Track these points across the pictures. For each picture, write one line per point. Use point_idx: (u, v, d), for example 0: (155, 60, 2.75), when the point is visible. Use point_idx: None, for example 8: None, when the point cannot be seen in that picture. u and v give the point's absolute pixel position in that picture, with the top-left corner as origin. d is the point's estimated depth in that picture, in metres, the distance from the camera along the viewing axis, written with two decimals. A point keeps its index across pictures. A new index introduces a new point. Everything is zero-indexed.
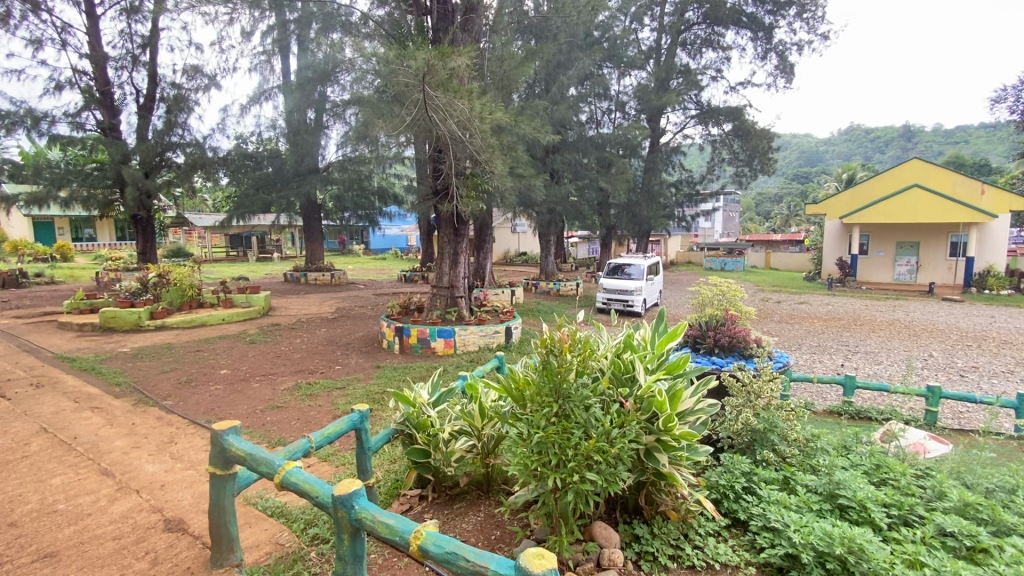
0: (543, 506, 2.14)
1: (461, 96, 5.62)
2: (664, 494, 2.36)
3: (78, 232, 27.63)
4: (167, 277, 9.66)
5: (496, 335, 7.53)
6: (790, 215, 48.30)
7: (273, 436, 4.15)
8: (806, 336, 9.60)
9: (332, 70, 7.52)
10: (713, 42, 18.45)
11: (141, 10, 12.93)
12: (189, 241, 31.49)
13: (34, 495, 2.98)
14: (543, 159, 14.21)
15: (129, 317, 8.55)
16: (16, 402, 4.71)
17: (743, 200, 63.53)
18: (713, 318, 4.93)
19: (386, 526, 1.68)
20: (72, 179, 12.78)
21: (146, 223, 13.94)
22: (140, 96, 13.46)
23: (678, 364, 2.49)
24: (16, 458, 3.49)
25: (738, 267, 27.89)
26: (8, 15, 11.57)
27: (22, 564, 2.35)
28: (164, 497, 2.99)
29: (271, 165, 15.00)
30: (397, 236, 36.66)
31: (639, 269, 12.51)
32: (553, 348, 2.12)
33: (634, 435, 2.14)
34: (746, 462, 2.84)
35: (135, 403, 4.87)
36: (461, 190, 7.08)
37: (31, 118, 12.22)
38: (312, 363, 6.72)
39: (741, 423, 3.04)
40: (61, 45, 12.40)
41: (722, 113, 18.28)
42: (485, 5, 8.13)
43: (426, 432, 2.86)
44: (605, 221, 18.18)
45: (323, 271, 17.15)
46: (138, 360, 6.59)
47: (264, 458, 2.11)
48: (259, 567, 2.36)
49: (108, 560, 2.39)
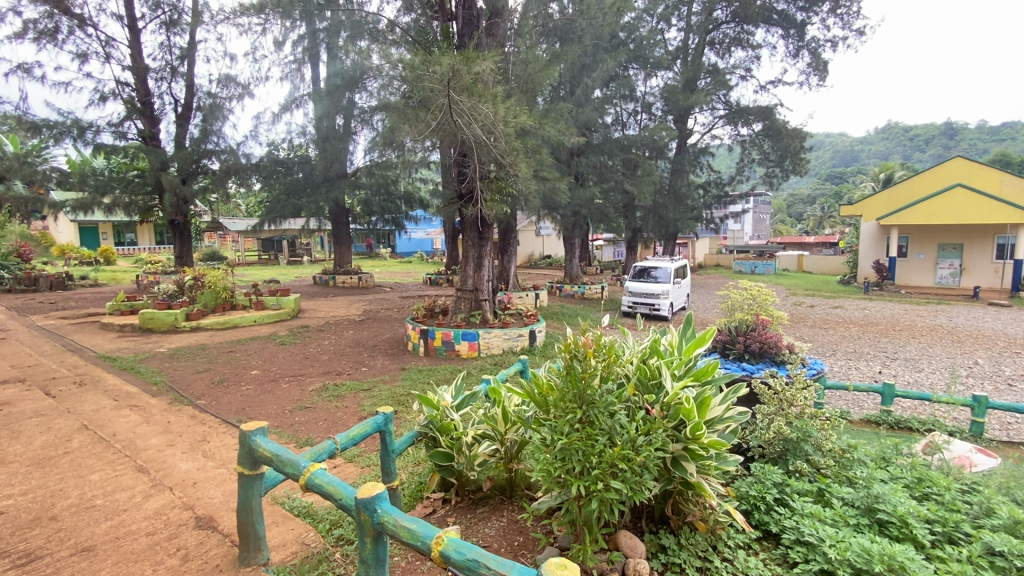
0: (567, 513, 2.11)
1: (485, 100, 5.63)
2: (692, 505, 2.29)
3: (121, 237, 28.92)
4: (202, 280, 9.97)
5: (520, 338, 7.53)
6: (824, 216, 46.90)
7: (300, 436, 4.22)
8: (841, 342, 9.30)
9: (360, 77, 7.68)
10: (742, 41, 18.07)
11: (180, 23, 13.45)
12: (223, 246, 32.57)
13: (74, 490, 3.09)
14: (568, 162, 14.14)
15: (166, 318, 8.86)
16: (59, 399, 4.93)
17: (775, 201, 62.01)
18: (744, 322, 4.79)
19: (407, 531, 1.67)
20: (116, 187, 13.36)
21: (184, 228, 14.45)
22: (178, 106, 14.00)
23: (707, 370, 2.42)
24: (59, 454, 3.64)
25: (770, 270, 27.21)
26: (56, 30, 12.21)
27: (61, 558, 2.44)
28: (195, 495, 3.07)
29: (301, 170, 15.33)
30: (422, 239, 37.03)
31: (665, 272, 12.33)
32: (577, 353, 2.09)
33: (660, 443, 2.08)
34: (777, 472, 2.74)
35: (171, 402, 5.03)
36: (486, 193, 7.11)
37: (77, 128, 12.86)
38: (340, 364, 6.84)
39: (774, 432, 2.94)
40: (106, 58, 13.02)
41: (752, 112, 17.90)
42: (510, 9, 8.18)
43: (449, 435, 2.88)
44: (631, 223, 18.00)
45: (350, 274, 17.42)
46: (174, 360, 6.82)
47: (290, 459, 2.14)
48: (285, 567, 2.39)
49: (143, 556, 2.46)
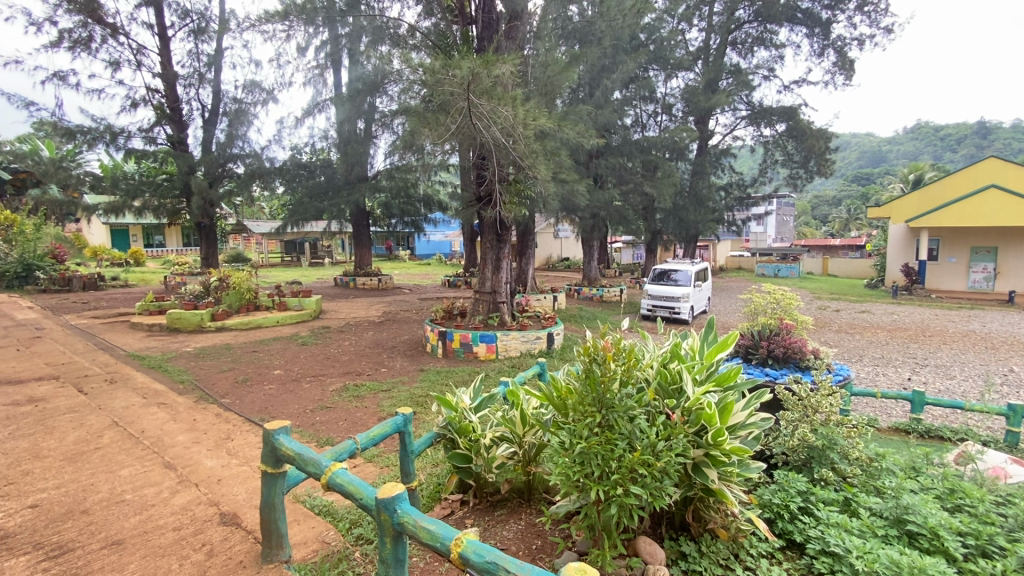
0: (585, 518, 2.10)
1: (505, 103, 5.66)
2: (714, 512, 2.26)
3: (149, 239, 29.78)
4: (226, 281, 10.16)
5: (538, 341, 7.52)
6: (850, 219, 45.86)
7: (321, 436, 4.28)
8: (868, 347, 9.06)
9: (381, 81, 7.80)
10: (765, 40, 17.79)
11: (207, 31, 13.82)
12: (247, 247, 33.31)
13: (105, 485, 3.19)
14: (587, 164, 14.08)
15: (193, 318, 9.09)
16: (91, 396, 5.08)
17: (799, 203, 60.84)
18: (767, 327, 4.71)
19: (426, 532, 1.68)
20: (146, 190, 13.77)
21: (210, 230, 14.82)
22: (206, 111, 14.38)
23: (729, 376, 2.38)
24: (91, 449, 3.76)
25: (793, 273, 26.64)
26: (90, 39, 12.66)
27: (92, 551, 2.52)
28: (220, 492, 3.14)
29: (323, 174, 15.53)
30: (441, 241, 37.31)
31: (686, 275, 12.19)
32: (596, 356, 2.08)
33: (681, 449, 2.06)
34: (802, 480, 2.68)
35: (196, 400, 5.15)
36: (504, 196, 7.12)
37: (110, 134, 13.29)
38: (359, 365, 6.92)
39: (798, 439, 2.88)
40: (137, 66, 13.45)
41: (775, 113, 17.60)
42: (529, 12, 8.21)
43: (467, 437, 2.89)
44: (650, 226, 17.85)
45: (370, 275, 17.62)
46: (199, 359, 6.98)
47: (312, 458, 2.18)
48: (307, 565, 2.43)
49: (169, 550, 2.52)
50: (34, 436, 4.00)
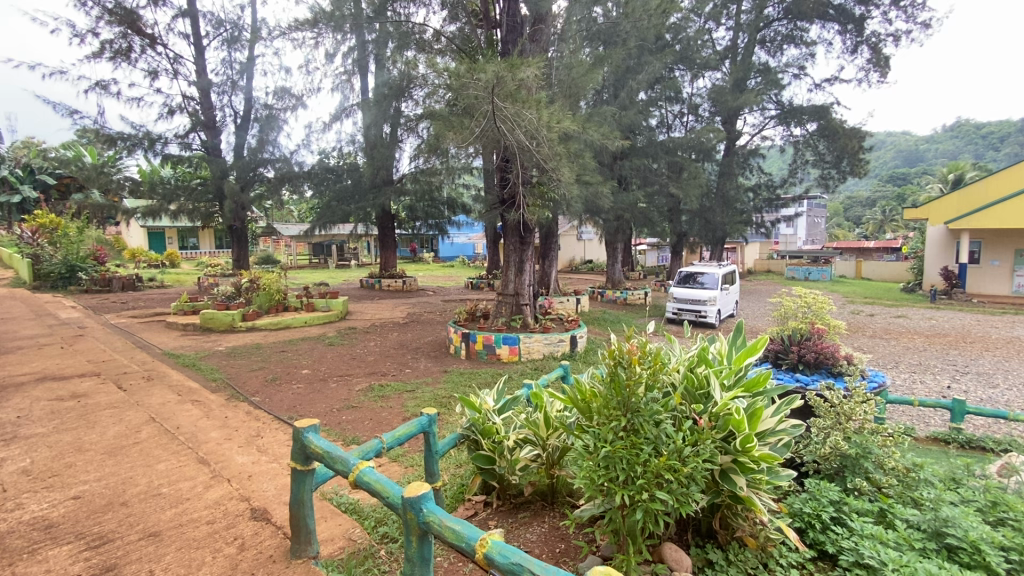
0: (610, 522, 2.09)
1: (529, 106, 5.65)
2: (742, 520, 2.22)
3: (184, 241, 30.88)
4: (257, 282, 10.42)
5: (561, 343, 7.50)
6: (885, 220, 44.43)
7: (347, 435, 4.36)
8: (904, 353, 8.75)
9: (407, 86, 7.91)
10: (795, 38, 17.39)
11: (240, 40, 14.25)
12: (277, 249, 34.17)
13: (143, 479, 3.31)
14: (611, 165, 13.96)
15: (225, 318, 9.38)
16: (129, 392, 5.29)
17: (831, 204, 59.17)
18: (797, 331, 4.60)
19: (451, 532, 1.70)
20: (181, 195, 14.28)
21: (241, 233, 15.26)
22: (238, 117, 14.81)
23: (758, 381, 2.34)
24: (129, 444, 3.91)
25: (825, 276, 25.90)
26: (129, 49, 13.18)
27: (130, 542, 2.62)
28: (250, 487, 3.22)
29: (350, 178, 15.79)
30: (465, 244, 37.59)
31: (712, 278, 11.96)
32: (622, 360, 2.06)
33: (708, 455, 2.02)
34: (834, 489, 2.60)
35: (228, 398, 5.31)
36: (528, 198, 7.14)
37: (148, 140, 13.82)
38: (384, 365, 7.02)
39: (830, 447, 2.79)
40: (174, 75, 13.95)
41: (806, 112, 17.19)
42: (554, 15, 8.21)
43: (491, 439, 2.89)
44: (676, 228, 17.62)
45: (395, 277, 17.88)
46: (231, 358, 7.19)
47: (340, 457, 2.22)
48: (334, 562, 2.48)
49: (204, 543, 2.60)
50: (77, 430, 4.18)
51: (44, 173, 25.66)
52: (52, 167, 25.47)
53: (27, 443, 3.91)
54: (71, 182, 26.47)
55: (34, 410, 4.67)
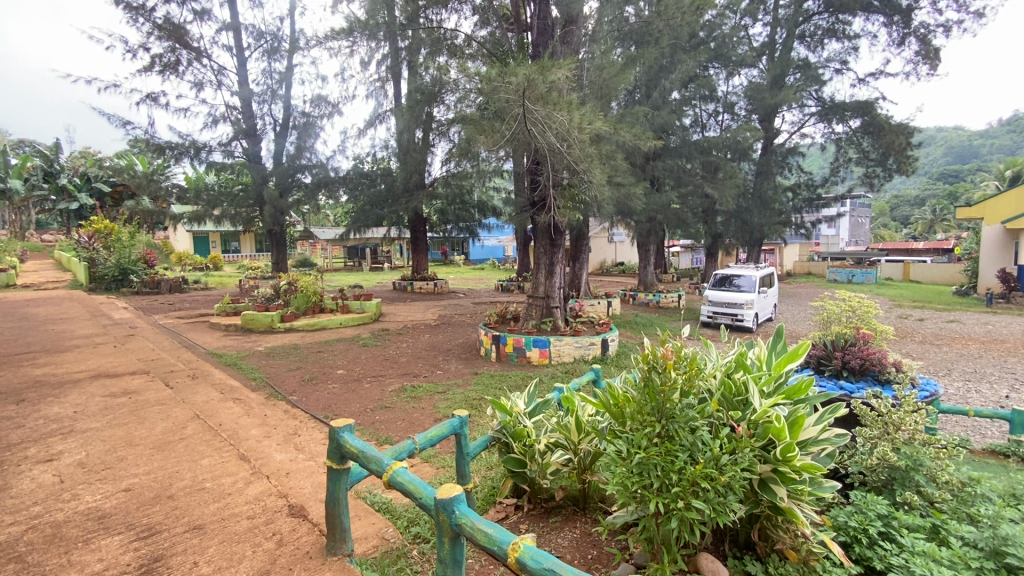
0: (643, 530, 2.04)
1: (560, 108, 5.62)
2: (782, 532, 2.14)
3: (227, 245, 32.15)
4: (295, 285, 10.71)
5: (592, 347, 7.43)
6: (935, 220, 42.35)
7: (380, 434, 4.44)
8: (957, 360, 8.28)
9: (438, 91, 8.01)
10: (837, 32, 16.77)
11: (279, 50, 14.75)
12: (313, 253, 35.07)
13: (188, 473, 3.45)
14: (644, 166, 13.74)
15: (264, 319, 9.68)
16: (176, 390, 5.53)
17: (877, 205, 56.74)
18: (842, 336, 4.42)
19: (484, 535, 1.69)
20: (224, 200, 14.85)
21: (280, 237, 15.76)
22: (278, 125, 15.33)
23: (800, 389, 2.25)
24: (176, 439, 4.09)
25: (869, 279, 24.83)
26: (177, 62, 13.82)
27: (176, 533, 2.73)
28: (289, 484, 3.32)
29: (383, 182, 16.08)
30: (495, 246, 37.78)
31: (749, 280, 11.65)
32: (656, 364, 2.03)
33: (747, 463, 1.96)
34: (882, 503, 2.47)
35: (267, 397, 5.47)
36: (559, 200, 7.09)
37: (194, 148, 14.44)
38: (417, 367, 7.12)
39: (877, 458, 2.66)
40: (218, 86, 14.54)
41: (849, 108, 16.57)
42: (585, 16, 8.17)
43: (522, 442, 2.88)
44: (711, 229, 17.20)
45: (427, 280, 18.10)
46: (270, 358, 7.42)
47: (374, 457, 2.25)
48: (368, 560, 2.53)
49: (244, 537, 2.69)
50: (128, 425, 4.40)
51: (99, 181, 27.19)
52: (108, 176, 27.01)
53: (83, 436, 4.13)
54: (124, 190, 27.95)
55: (90, 405, 4.94)
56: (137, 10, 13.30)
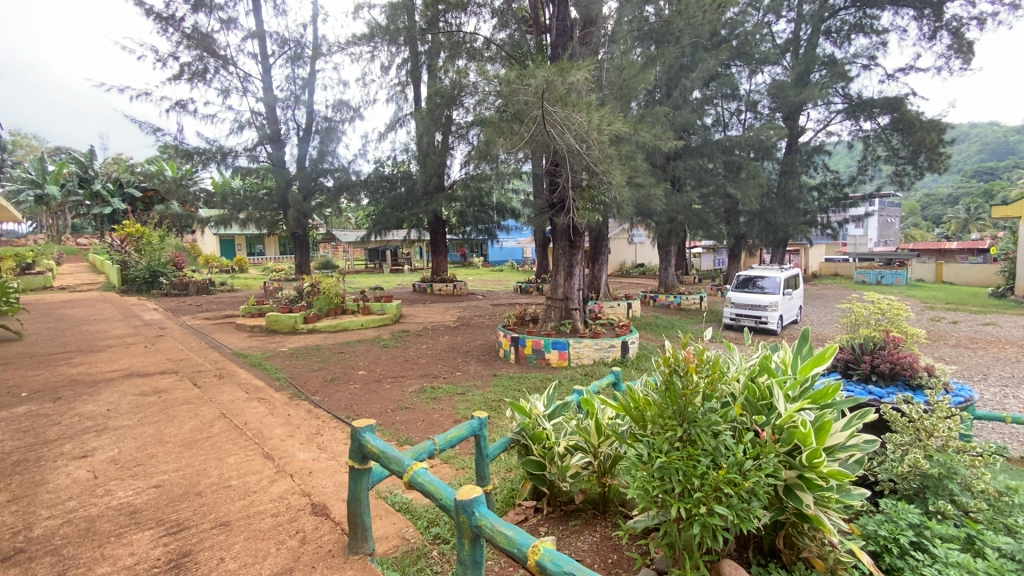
0: (664, 535, 2.02)
1: (579, 109, 5.61)
2: (809, 540, 2.08)
3: (252, 248, 32.91)
4: (317, 286, 10.88)
5: (612, 349, 7.38)
6: (970, 219, 40.94)
7: (401, 435, 4.48)
8: (993, 365, 7.98)
9: (457, 94, 8.08)
10: (865, 27, 16.35)
11: (302, 57, 15.05)
12: (335, 255, 35.62)
13: (215, 471, 3.54)
14: (664, 166, 13.56)
15: (288, 320, 9.86)
16: (204, 389, 5.68)
17: (907, 204, 55.08)
18: (870, 340, 4.31)
19: (504, 537, 1.69)
20: (249, 204, 15.17)
21: (303, 239, 16.06)
22: (301, 130, 15.61)
23: (826, 393, 2.21)
24: (204, 437, 4.20)
25: (899, 280, 24.12)
26: (205, 70, 14.19)
27: (204, 530, 2.80)
28: (311, 483, 3.37)
29: (404, 185, 16.26)
30: (514, 248, 37.86)
31: (774, 282, 11.41)
32: (678, 368, 2.01)
33: (772, 469, 1.92)
34: (914, 512, 2.38)
35: (290, 397, 5.57)
36: (578, 202, 7.04)
37: (220, 154, 14.83)
38: (436, 368, 7.17)
39: (909, 465, 2.57)
40: (244, 92, 14.89)
41: (877, 105, 16.15)
42: (604, 17, 8.13)
43: (542, 444, 2.87)
44: (734, 229, 16.91)
45: (446, 282, 18.20)
46: (293, 358, 7.56)
47: (396, 457, 2.28)
48: (389, 559, 2.55)
49: (269, 534, 2.75)
50: (158, 423, 4.53)
51: (131, 186, 28.15)
52: (139, 181, 27.91)
53: (116, 434, 4.28)
54: (154, 194, 28.90)
55: (122, 404, 5.10)
56: (167, 21, 13.72)
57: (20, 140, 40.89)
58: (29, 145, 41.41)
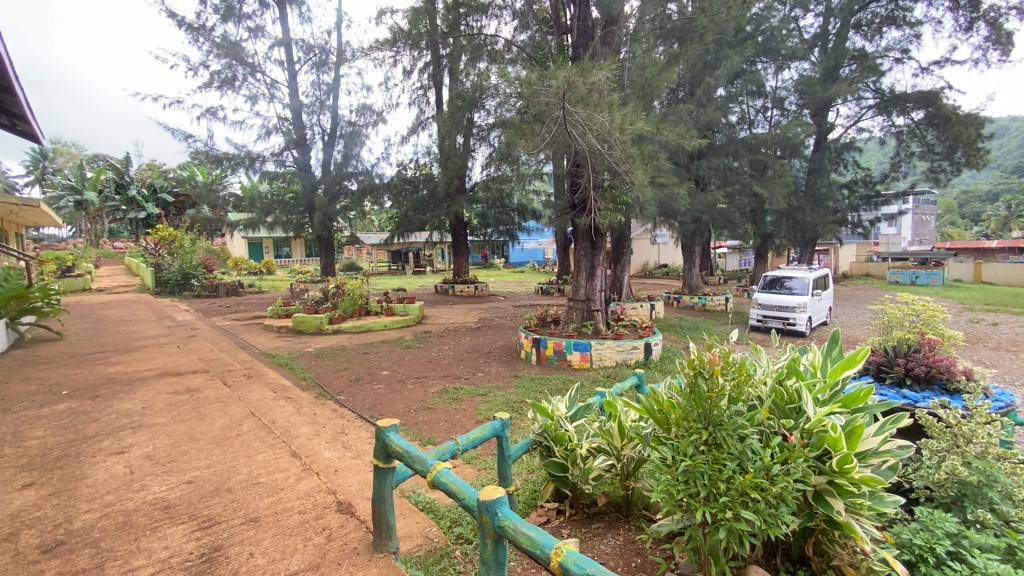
0: (688, 540, 1.99)
1: (601, 110, 5.59)
2: (840, 548, 2.02)
3: (279, 251, 33.71)
4: (342, 288, 11.06)
5: (635, 351, 7.31)
6: (1011, 217, 39.26)
7: (424, 435, 4.53)
8: None
9: (478, 97, 8.13)
10: (897, 19, 15.83)
11: (327, 63, 15.36)
12: (359, 257, 36.19)
13: (244, 468, 3.63)
14: (688, 165, 13.35)
15: (313, 321, 10.05)
16: (233, 388, 5.84)
17: (943, 200, 53.21)
18: (904, 342, 4.18)
19: (527, 539, 1.69)
20: (276, 208, 15.54)
21: (328, 242, 16.37)
22: (326, 134, 15.92)
23: (858, 397, 2.14)
24: (234, 435, 4.32)
25: (936, 280, 23.29)
26: (233, 78, 14.59)
27: (234, 525, 2.88)
28: (337, 481, 3.43)
29: (426, 188, 16.43)
30: (535, 249, 37.87)
31: (802, 283, 11.14)
32: (703, 370, 1.99)
33: (801, 474, 1.87)
34: (952, 521, 2.29)
35: (316, 396, 5.69)
36: (599, 203, 6.99)
37: (249, 159, 15.22)
38: (458, 368, 7.22)
39: (946, 472, 2.47)
40: (271, 98, 15.26)
41: (910, 99, 15.64)
42: (626, 16, 8.06)
43: (564, 446, 2.87)
44: (760, 229, 16.57)
45: (468, 283, 18.30)
46: (319, 358, 7.72)
47: (419, 457, 2.30)
48: (412, 558, 2.58)
49: (297, 531, 2.81)
50: (190, 421, 4.67)
51: (164, 191, 29.13)
52: (171, 187, 28.92)
53: (151, 430, 4.43)
54: (186, 199, 29.84)
55: (157, 402, 5.28)
56: (197, 31, 14.16)
57: (61, 149, 42.65)
58: (69, 153, 43.27)
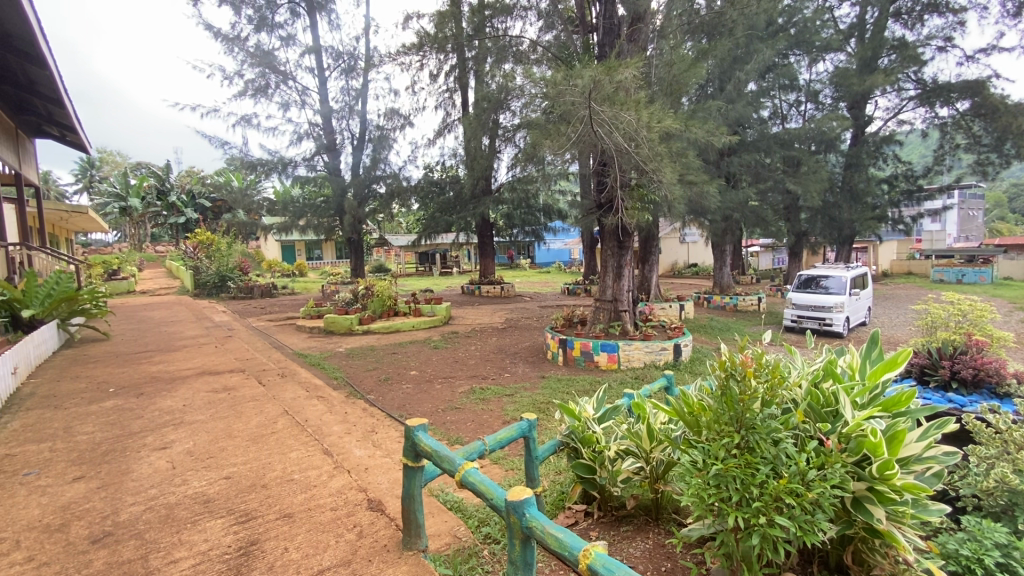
0: (720, 545, 1.95)
1: (627, 108, 5.55)
2: (880, 557, 1.94)
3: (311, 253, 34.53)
4: (371, 289, 11.25)
5: (664, 352, 7.20)
6: None
7: (452, 434, 4.57)
8: None
9: (504, 98, 8.16)
10: (940, 6, 15.15)
11: (355, 68, 15.66)
12: (388, 259, 36.75)
13: (278, 465, 3.74)
14: (718, 162, 13.04)
15: (344, 322, 10.25)
16: (268, 387, 6.01)
17: (992, 194, 50.60)
18: (950, 344, 3.99)
19: (555, 540, 1.69)
20: (308, 211, 15.94)
21: (357, 244, 16.69)
22: (355, 138, 16.25)
23: (899, 400, 2.05)
24: (269, 432, 4.45)
25: (984, 278, 22.21)
26: (266, 85, 15.03)
27: (269, 520, 2.96)
28: (367, 479, 3.49)
29: (452, 189, 16.57)
30: (561, 249, 37.71)
31: (839, 281, 10.78)
32: (735, 372, 1.94)
33: (838, 480, 1.81)
34: (1001, 531, 2.18)
35: (347, 395, 5.80)
36: (626, 202, 6.91)
37: (281, 164, 15.66)
38: (485, 369, 7.25)
39: (994, 480, 2.35)
40: (302, 105, 15.65)
41: (954, 89, 14.97)
42: (652, 12, 7.96)
43: (591, 448, 2.84)
44: (794, 226, 16.12)
45: (494, 283, 18.37)
46: (349, 358, 7.86)
47: (447, 456, 2.33)
48: (441, 556, 2.61)
49: (329, 527, 2.88)
50: (228, 418, 4.83)
51: (202, 197, 30.21)
52: (209, 193, 30.00)
53: (191, 427, 4.60)
54: (223, 204, 30.88)
55: (196, 400, 5.48)
56: (232, 41, 14.65)
57: (107, 157, 44.70)
58: (114, 161, 45.34)
